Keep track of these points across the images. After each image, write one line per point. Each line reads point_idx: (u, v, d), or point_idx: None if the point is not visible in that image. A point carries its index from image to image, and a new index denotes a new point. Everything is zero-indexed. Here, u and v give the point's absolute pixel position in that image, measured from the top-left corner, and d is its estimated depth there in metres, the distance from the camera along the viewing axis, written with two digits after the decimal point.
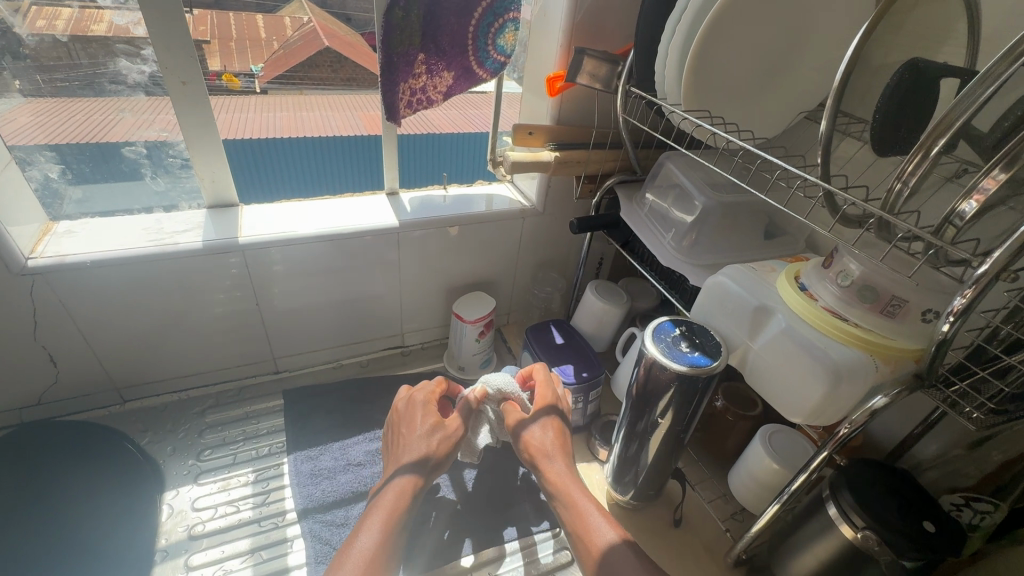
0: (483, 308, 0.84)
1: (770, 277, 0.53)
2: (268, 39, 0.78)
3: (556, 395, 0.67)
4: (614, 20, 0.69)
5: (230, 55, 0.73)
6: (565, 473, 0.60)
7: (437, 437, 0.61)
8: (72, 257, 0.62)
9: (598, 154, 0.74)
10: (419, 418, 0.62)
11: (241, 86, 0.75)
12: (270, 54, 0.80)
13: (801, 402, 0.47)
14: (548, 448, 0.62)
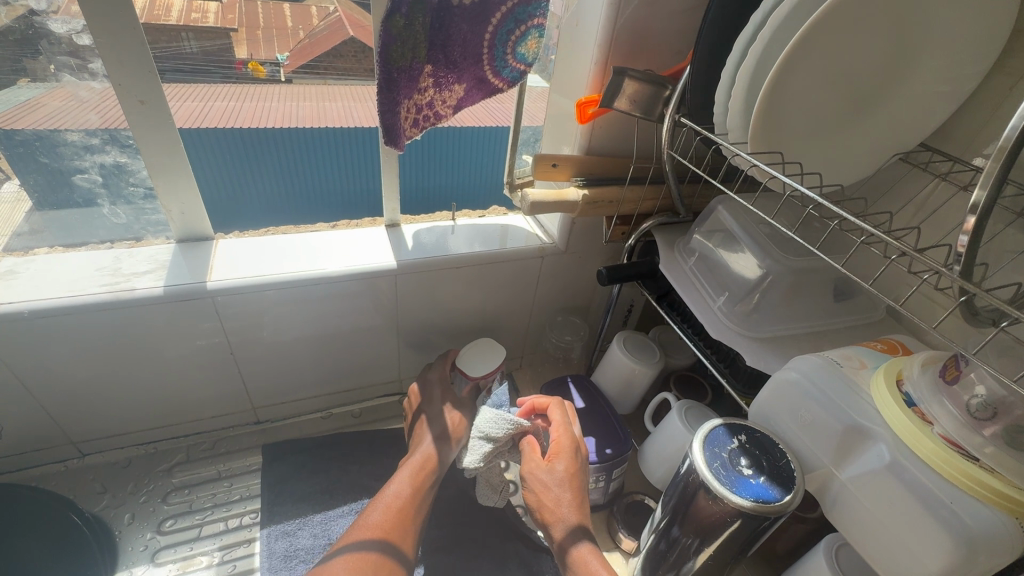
0: (492, 360, 0.67)
1: (857, 377, 0.41)
2: (296, 26, 0.71)
3: (575, 440, 0.57)
4: (663, 31, 0.56)
5: (257, 43, 0.69)
6: (575, 539, 0.51)
7: (453, 415, 0.65)
8: (7, 307, 0.52)
9: (635, 191, 0.62)
10: (438, 396, 0.67)
11: (265, 75, 0.70)
12: (295, 44, 0.72)
13: (909, 567, 0.35)
14: (555, 499, 0.53)
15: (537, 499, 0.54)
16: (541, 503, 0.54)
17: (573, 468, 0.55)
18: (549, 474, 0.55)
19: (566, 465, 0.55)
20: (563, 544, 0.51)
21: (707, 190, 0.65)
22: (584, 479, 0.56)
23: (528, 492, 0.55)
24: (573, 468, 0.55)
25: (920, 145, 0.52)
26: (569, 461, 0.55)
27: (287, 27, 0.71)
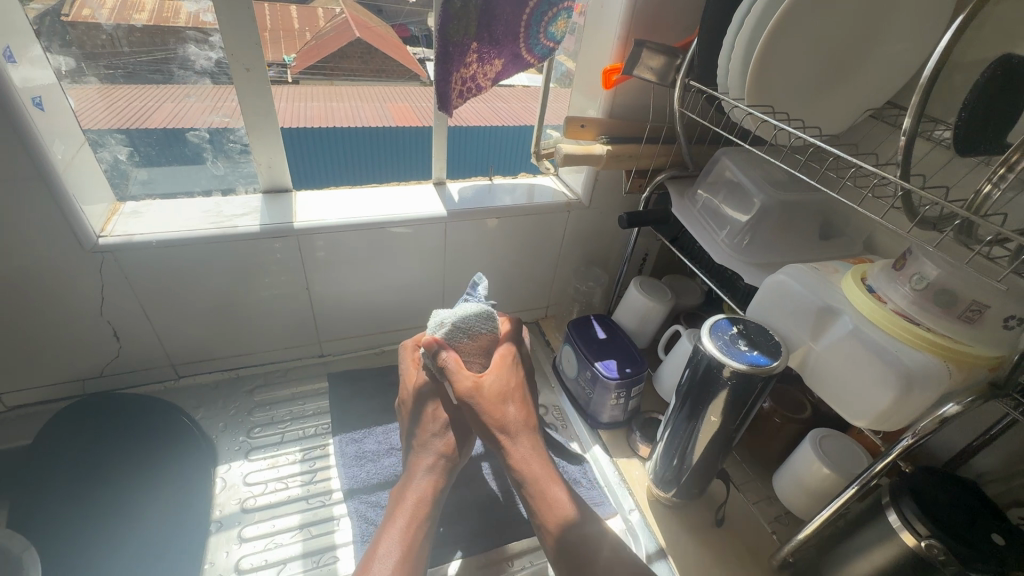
0: None
1: (832, 277, 0.52)
2: (301, 27, 0.69)
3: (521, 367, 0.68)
4: (674, 11, 0.68)
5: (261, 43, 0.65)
6: (525, 452, 0.62)
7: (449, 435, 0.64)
8: (139, 236, 0.64)
9: (651, 149, 0.73)
10: (429, 411, 0.65)
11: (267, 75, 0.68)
12: (302, 45, 0.69)
13: (869, 407, 0.46)
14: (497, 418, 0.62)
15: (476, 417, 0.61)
16: (488, 413, 0.61)
17: (501, 377, 0.64)
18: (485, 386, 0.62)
19: (501, 381, 0.64)
20: (513, 456, 0.61)
21: (712, 148, 0.76)
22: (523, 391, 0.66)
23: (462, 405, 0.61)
24: (507, 379, 0.65)
25: (887, 103, 0.63)
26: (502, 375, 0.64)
27: (294, 29, 0.68)
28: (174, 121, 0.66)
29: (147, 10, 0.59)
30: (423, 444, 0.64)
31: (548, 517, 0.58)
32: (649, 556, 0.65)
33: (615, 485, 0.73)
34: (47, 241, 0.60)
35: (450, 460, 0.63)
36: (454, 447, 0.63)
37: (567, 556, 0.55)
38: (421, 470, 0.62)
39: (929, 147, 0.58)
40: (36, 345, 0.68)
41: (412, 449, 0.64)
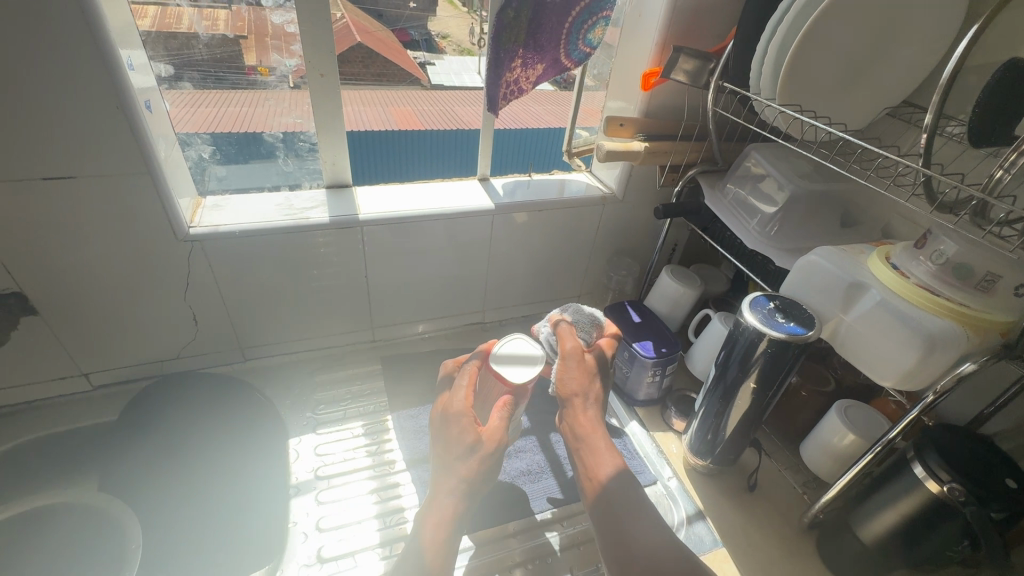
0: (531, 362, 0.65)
1: (859, 257, 0.58)
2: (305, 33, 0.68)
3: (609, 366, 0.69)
4: (707, 19, 0.74)
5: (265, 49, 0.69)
6: (591, 419, 0.65)
7: (475, 456, 0.59)
8: (225, 228, 0.70)
9: (684, 145, 0.80)
10: (461, 429, 0.60)
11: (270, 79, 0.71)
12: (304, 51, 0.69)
13: (896, 368, 0.52)
14: (584, 379, 0.66)
15: (570, 378, 0.65)
16: (576, 378, 0.66)
17: (603, 353, 0.69)
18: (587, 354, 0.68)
19: (597, 360, 0.69)
20: (580, 415, 0.65)
21: (740, 144, 0.83)
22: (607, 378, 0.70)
23: (564, 362, 0.66)
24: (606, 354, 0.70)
25: (904, 103, 0.69)
26: (604, 349, 0.70)
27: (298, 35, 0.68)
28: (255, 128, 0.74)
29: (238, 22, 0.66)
30: (446, 466, 0.60)
31: (597, 474, 0.62)
32: (689, 516, 0.72)
33: (653, 456, 0.80)
34: (146, 231, 0.66)
35: (470, 485, 0.59)
36: (476, 472, 0.59)
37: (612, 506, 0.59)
38: (443, 493, 0.59)
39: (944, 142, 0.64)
40: (126, 329, 0.74)
41: (437, 470, 0.61)
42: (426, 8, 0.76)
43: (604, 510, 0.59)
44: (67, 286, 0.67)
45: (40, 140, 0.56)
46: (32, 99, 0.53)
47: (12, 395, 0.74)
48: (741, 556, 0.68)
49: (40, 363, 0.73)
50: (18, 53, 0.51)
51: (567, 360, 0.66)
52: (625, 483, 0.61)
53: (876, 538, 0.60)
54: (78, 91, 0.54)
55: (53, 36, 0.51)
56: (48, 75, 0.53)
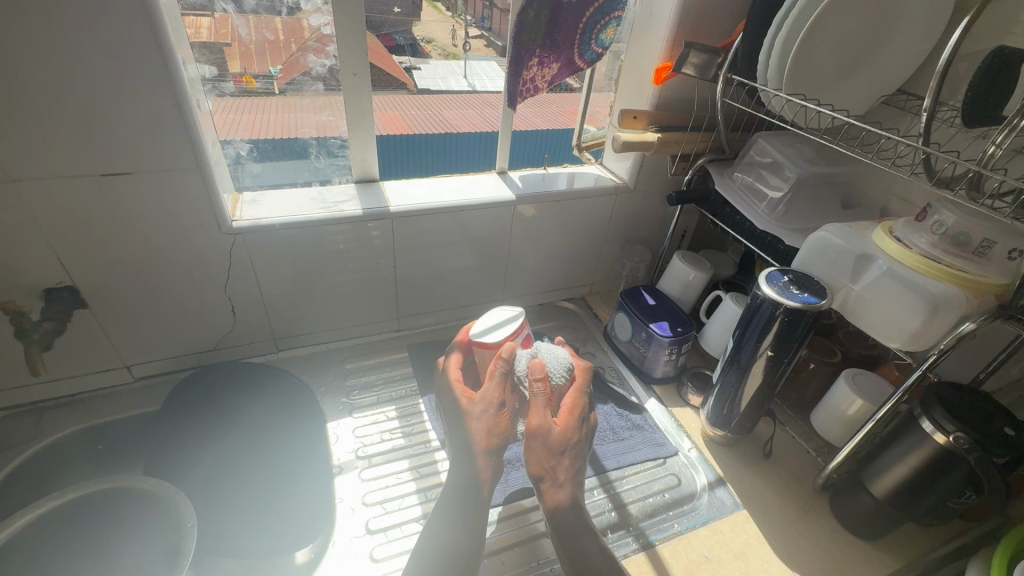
0: (507, 329, 0.73)
1: (864, 233, 0.64)
2: (287, 39, 0.72)
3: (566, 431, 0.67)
4: (713, 16, 0.79)
5: (251, 56, 0.71)
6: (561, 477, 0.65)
7: (481, 417, 0.68)
8: (266, 221, 0.74)
9: (694, 136, 0.85)
10: (463, 395, 0.70)
11: (258, 88, 0.73)
12: (287, 57, 0.74)
13: (903, 331, 0.57)
14: (552, 460, 0.65)
15: (533, 457, 0.65)
16: (540, 457, 0.65)
17: (573, 428, 0.67)
18: (555, 433, 0.66)
19: (568, 436, 0.67)
20: (550, 500, 0.65)
21: (745, 134, 0.88)
22: (579, 452, 0.68)
23: (530, 441, 0.65)
24: (574, 433, 0.67)
25: (899, 90, 0.75)
26: (572, 427, 0.67)
27: (279, 41, 0.72)
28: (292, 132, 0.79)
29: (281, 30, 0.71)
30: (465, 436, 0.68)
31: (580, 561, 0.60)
32: (711, 483, 0.76)
33: (673, 430, 0.84)
34: (192, 224, 0.69)
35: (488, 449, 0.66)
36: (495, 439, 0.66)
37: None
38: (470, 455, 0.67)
39: (944, 126, 0.69)
40: (168, 322, 0.77)
41: None
42: (411, 13, 0.80)
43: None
44: (115, 279, 0.70)
45: (99, 138, 0.59)
46: (94, 99, 0.57)
47: (59, 388, 0.77)
48: (762, 517, 0.72)
49: (85, 357, 0.75)
50: (85, 55, 0.54)
51: (533, 439, 0.65)
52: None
53: (888, 492, 0.64)
54: (138, 91, 0.58)
55: (116, 38, 0.54)
56: (111, 75, 0.56)
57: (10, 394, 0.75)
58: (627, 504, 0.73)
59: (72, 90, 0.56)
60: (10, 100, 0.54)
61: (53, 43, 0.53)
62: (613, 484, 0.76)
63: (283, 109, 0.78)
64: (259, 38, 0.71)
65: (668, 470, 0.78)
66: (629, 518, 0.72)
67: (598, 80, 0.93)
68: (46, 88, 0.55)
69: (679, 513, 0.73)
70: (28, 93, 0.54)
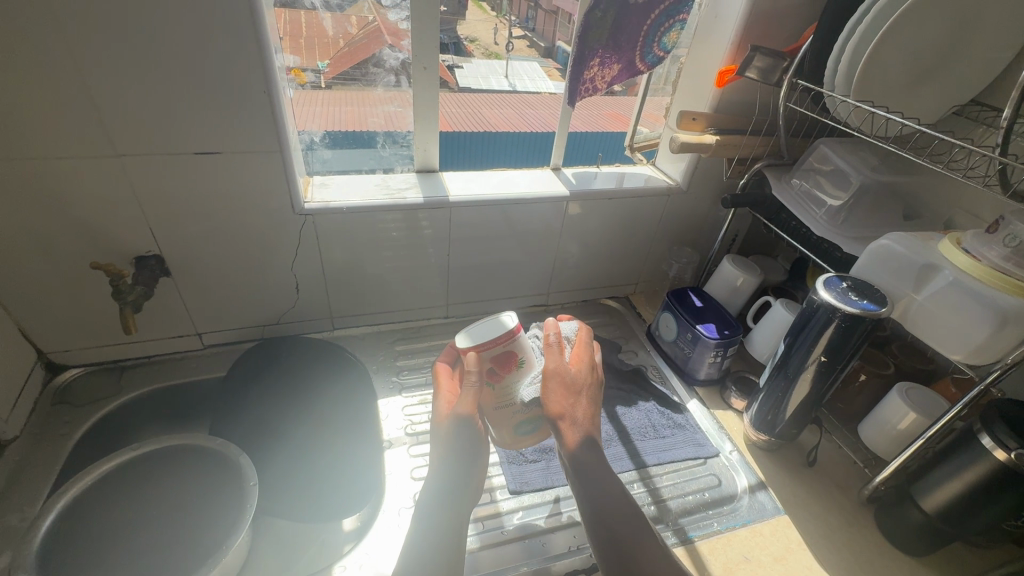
0: (483, 331, 0.61)
1: (929, 244, 0.63)
2: (335, 35, 0.76)
3: (584, 370, 0.68)
4: (781, 21, 0.79)
5: (297, 52, 0.74)
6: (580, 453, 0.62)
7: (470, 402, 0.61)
8: (335, 204, 0.78)
9: (751, 141, 0.86)
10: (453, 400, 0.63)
11: (307, 82, 0.76)
12: (335, 52, 0.77)
13: (968, 343, 0.56)
14: (568, 399, 0.64)
15: (552, 398, 0.63)
16: (559, 396, 0.63)
17: (586, 368, 0.68)
18: (571, 372, 0.66)
19: (583, 374, 0.67)
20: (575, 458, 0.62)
21: (805, 140, 0.88)
22: (594, 395, 0.67)
23: (549, 379, 0.64)
24: (588, 372, 0.68)
25: (972, 101, 0.73)
26: (587, 368, 0.68)
27: (329, 37, 0.75)
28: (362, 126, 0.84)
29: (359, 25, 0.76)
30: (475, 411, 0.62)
31: (604, 513, 0.58)
32: (752, 486, 0.76)
33: (714, 431, 0.85)
34: (269, 204, 0.74)
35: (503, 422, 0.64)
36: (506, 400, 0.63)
37: (619, 548, 0.55)
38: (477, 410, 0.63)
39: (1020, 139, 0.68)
40: (239, 294, 0.83)
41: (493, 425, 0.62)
42: (456, 12, 0.78)
43: (614, 549, 0.55)
44: (197, 252, 0.75)
45: (196, 121, 0.64)
46: (196, 84, 0.62)
47: (137, 349, 0.83)
48: (804, 524, 0.72)
49: (162, 321, 0.81)
50: (191, 42, 0.59)
51: (551, 378, 0.64)
52: (630, 526, 0.57)
53: (939, 508, 0.63)
54: (233, 77, 0.63)
55: (218, 27, 0.59)
56: (212, 61, 0.61)
57: (94, 351, 0.81)
58: (666, 500, 0.74)
59: (178, 74, 0.61)
60: (124, 82, 0.59)
61: (167, 31, 0.58)
62: (652, 479, 0.77)
63: (357, 102, 0.82)
64: (308, 33, 0.73)
65: (708, 471, 0.79)
66: (668, 514, 0.73)
67: (658, 82, 0.94)
68: (156, 72, 0.60)
69: (719, 513, 0.73)
70: (141, 76, 0.60)
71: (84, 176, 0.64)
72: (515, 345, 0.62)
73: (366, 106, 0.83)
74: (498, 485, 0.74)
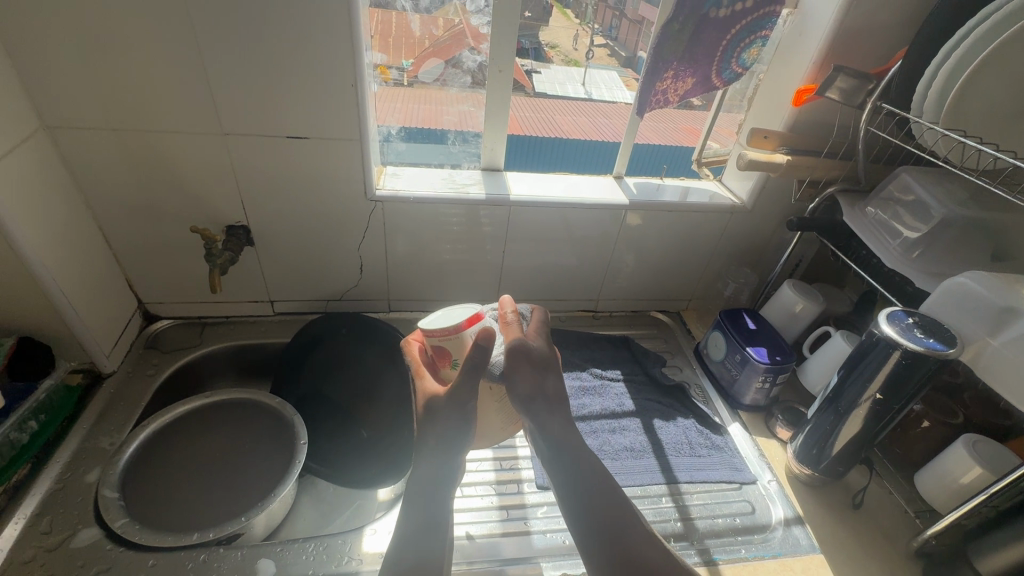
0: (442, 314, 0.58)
1: (1014, 286, 0.58)
2: (420, 36, 0.80)
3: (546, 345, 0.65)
4: (870, 42, 0.76)
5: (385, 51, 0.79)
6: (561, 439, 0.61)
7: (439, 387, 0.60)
8: (403, 193, 0.83)
9: (827, 163, 0.83)
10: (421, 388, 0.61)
11: (390, 80, 0.82)
12: (420, 52, 0.82)
13: None
14: (530, 394, 0.61)
15: (521, 376, 0.60)
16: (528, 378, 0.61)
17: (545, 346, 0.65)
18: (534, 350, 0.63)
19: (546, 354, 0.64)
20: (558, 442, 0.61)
21: (886, 167, 0.83)
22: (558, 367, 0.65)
23: (515, 357, 0.60)
24: (547, 347, 0.65)
25: None
26: (543, 344, 0.65)
27: (417, 38, 0.80)
28: (438, 125, 0.90)
29: (443, 28, 0.80)
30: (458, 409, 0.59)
31: (593, 505, 0.56)
32: (788, 520, 0.74)
33: (754, 458, 0.82)
34: (344, 188, 0.80)
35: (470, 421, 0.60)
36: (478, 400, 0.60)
37: (609, 533, 0.54)
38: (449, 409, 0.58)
39: None
40: (309, 269, 0.90)
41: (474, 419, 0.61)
42: (540, 18, 0.81)
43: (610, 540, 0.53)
44: (278, 227, 0.83)
45: (290, 108, 0.71)
46: (293, 74, 0.69)
47: (219, 309, 0.93)
48: (841, 568, 0.69)
49: (242, 286, 0.90)
50: (294, 36, 0.66)
51: (517, 358, 0.60)
52: (622, 519, 0.55)
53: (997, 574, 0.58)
54: (327, 68, 0.69)
55: (318, 24, 0.65)
56: (311, 55, 0.68)
57: (184, 307, 0.91)
58: (695, 519, 0.73)
59: (281, 65, 0.68)
60: (235, 69, 0.67)
61: (275, 26, 0.65)
62: (682, 497, 0.76)
63: (436, 101, 0.87)
64: (397, 34, 0.79)
65: (745, 497, 0.77)
66: (696, 534, 0.71)
67: (733, 98, 0.93)
68: (261, 63, 0.67)
69: (749, 540, 0.71)
70: (250, 65, 0.67)
71: (193, 151, 0.73)
72: (452, 344, 0.57)
73: (442, 103, 0.88)
74: (527, 478, 0.77)
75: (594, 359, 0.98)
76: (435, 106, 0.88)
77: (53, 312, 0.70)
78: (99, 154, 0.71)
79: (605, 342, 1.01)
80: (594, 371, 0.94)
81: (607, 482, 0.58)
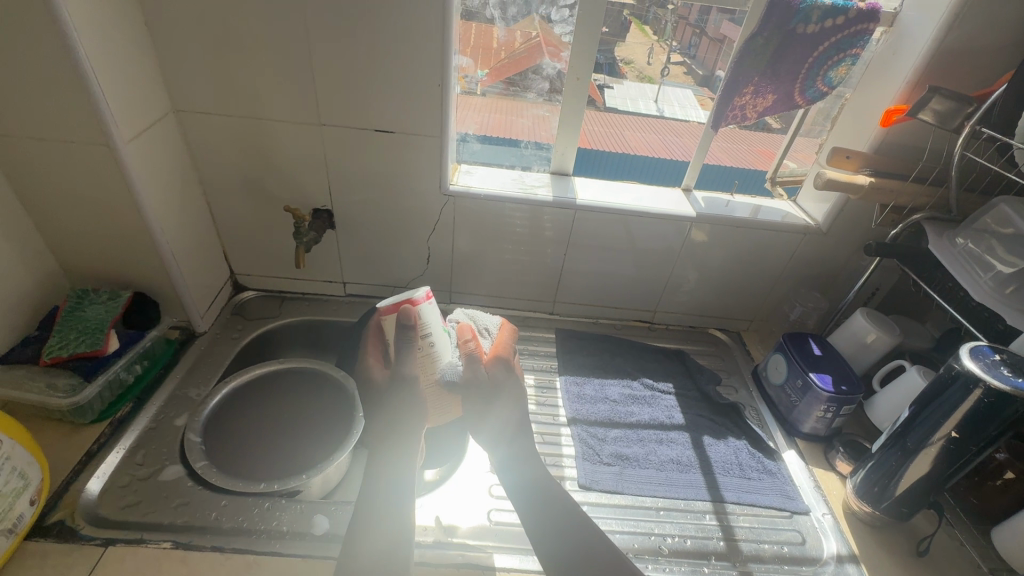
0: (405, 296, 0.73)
1: None
2: (500, 46, 0.83)
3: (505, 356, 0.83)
4: (973, 63, 0.72)
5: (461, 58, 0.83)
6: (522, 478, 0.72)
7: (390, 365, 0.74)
8: (475, 190, 0.87)
9: (914, 188, 0.79)
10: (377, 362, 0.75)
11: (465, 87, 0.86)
12: (496, 61, 0.84)
13: None
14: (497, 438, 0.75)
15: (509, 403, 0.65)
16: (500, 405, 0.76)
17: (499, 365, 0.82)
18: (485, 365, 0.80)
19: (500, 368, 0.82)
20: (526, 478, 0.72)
21: (982, 197, 0.78)
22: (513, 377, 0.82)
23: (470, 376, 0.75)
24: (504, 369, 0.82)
25: None
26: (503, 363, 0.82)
27: (495, 47, 0.83)
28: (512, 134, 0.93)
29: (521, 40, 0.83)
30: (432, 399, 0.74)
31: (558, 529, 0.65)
32: (840, 556, 0.70)
33: (808, 489, 0.79)
34: (421, 183, 0.85)
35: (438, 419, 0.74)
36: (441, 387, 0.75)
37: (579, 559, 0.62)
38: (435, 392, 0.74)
39: None
40: (381, 256, 0.96)
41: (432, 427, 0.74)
42: (616, 33, 0.82)
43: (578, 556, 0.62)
44: (357, 213, 0.89)
45: (380, 105, 0.77)
46: (386, 75, 0.75)
47: (299, 285, 1.01)
48: None
49: (320, 266, 0.97)
50: (391, 40, 0.71)
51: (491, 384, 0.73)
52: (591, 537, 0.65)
53: None
54: (418, 70, 0.74)
55: (413, 28, 0.71)
56: (403, 57, 0.73)
57: (269, 280, 1.00)
58: (740, 540, 0.71)
59: (376, 64, 0.74)
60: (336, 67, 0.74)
61: (375, 30, 0.71)
62: (727, 516, 0.74)
63: (514, 111, 0.91)
64: (476, 41, 0.82)
65: (795, 527, 0.74)
66: (738, 555, 0.70)
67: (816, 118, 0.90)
68: (359, 62, 0.73)
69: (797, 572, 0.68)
70: (349, 63, 0.73)
71: (291, 139, 0.80)
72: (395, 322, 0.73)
73: (515, 110, 0.91)
74: (569, 476, 0.78)
75: (647, 369, 0.97)
76: (510, 112, 0.91)
77: (164, 273, 0.79)
78: (212, 138, 0.80)
79: (658, 354, 1.01)
80: (645, 380, 0.94)
81: (581, 519, 0.67)
